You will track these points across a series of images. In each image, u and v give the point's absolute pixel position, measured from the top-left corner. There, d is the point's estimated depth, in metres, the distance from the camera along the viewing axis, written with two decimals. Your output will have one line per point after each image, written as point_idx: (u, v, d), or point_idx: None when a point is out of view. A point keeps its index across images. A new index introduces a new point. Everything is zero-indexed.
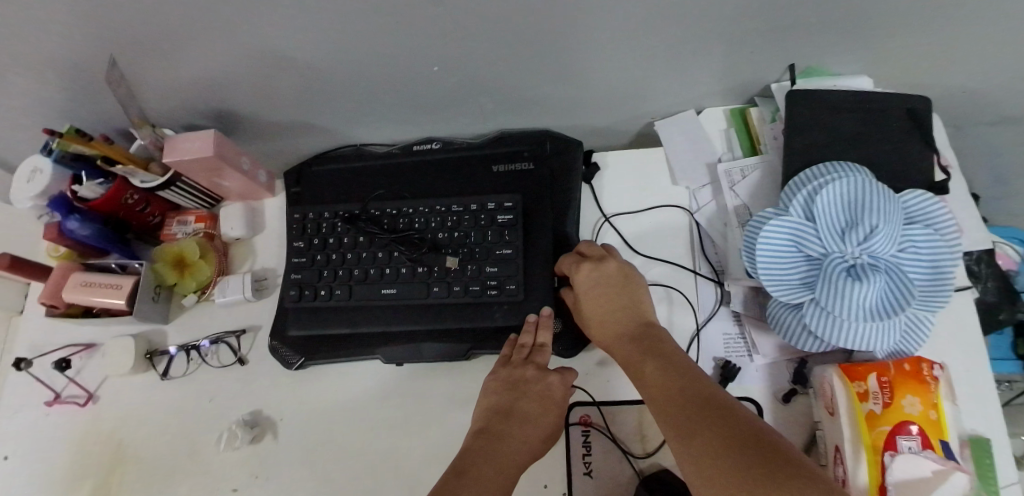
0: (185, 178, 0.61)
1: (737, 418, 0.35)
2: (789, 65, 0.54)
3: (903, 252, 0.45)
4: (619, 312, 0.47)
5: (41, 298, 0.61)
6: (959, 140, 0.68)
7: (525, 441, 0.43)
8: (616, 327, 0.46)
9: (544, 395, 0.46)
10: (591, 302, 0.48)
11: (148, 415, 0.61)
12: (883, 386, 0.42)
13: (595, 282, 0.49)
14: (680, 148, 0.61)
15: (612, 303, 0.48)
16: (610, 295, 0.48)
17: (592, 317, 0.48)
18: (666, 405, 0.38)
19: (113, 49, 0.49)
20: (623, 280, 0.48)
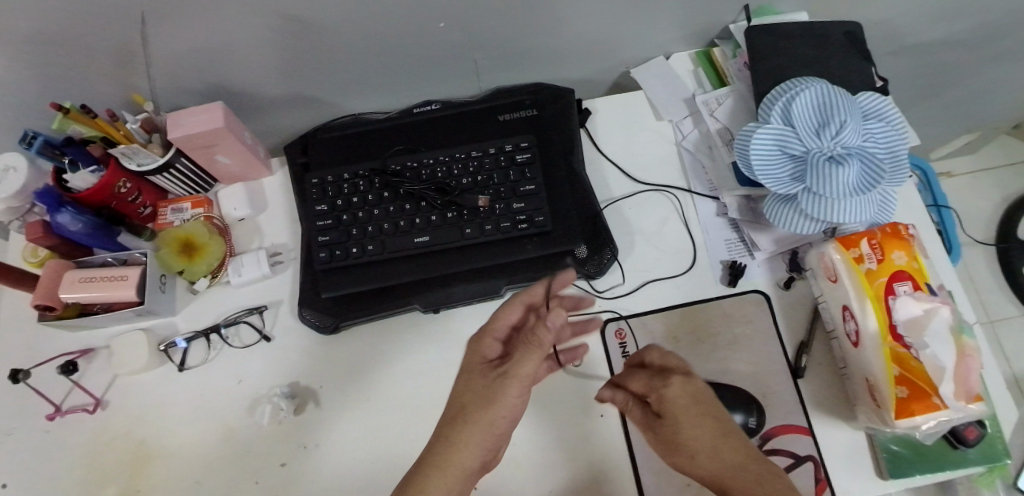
0: (184, 158, 0.59)
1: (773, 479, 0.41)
2: (744, 5, 0.62)
3: (867, 141, 0.55)
4: (724, 438, 0.43)
5: (34, 300, 0.56)
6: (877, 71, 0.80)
7: (483, 418, 0.43)
8: (729, 455, 0.43)
9: (491, 383, 0.43)
10: (689, 423, 0.44)
11: (169, 409, 0.58)
12: (875, 248, 0.52)
13: (686, 399, 0.45)
14: (657, 89, 0.67)
15: (708, 430, 0.44)
16: (707, 419, 0.44)
17: (692, 445, 0.43)
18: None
19: (111, 19, 0.47)
20: (711, 408, 0.45)
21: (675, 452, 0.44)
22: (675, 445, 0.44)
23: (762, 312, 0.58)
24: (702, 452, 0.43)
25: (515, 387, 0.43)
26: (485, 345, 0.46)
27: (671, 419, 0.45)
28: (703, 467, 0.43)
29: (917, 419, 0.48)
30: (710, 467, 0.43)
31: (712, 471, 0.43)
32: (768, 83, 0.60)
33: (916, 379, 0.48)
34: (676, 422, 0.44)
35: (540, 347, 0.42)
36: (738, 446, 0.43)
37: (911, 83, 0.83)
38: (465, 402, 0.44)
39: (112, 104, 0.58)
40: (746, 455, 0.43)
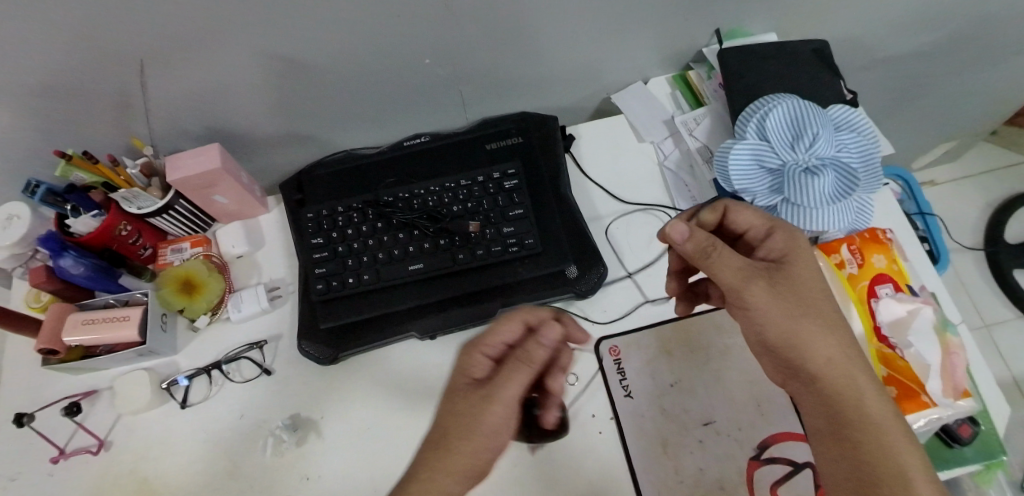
0: (183, 199, 0.60)
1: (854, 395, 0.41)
2: (715, 29, 0.65)
3: (840, 151, 0.58)
4: (830, 284, 0.44)
5: (37, 344, 0.57)
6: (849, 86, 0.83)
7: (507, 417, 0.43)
8: (840, 328, 0.42)
9: (474, 407, 0.43)
10: (808, 277, 0.43)
11: (172, 447, 0.58)
12: (854, 252, 0.57)
13: (807, 266, 0.43)
14: (638, 112, 0.69)
15: (820, 282, 0.43)
16: (816, 278, 0.43)
17: (811, 321, 0.42)
18: (847, 406, 0.41)
19: (113, 70, 0.50)
20: (813, 274, 0.43)
21: (803, 314, 0.42)
22: (802, 305, 0.42)
23: None
24: (825, 314, 0.42)
25: (522, 376, 0.44)
26: (473, 362, 0.46)
27: (790, 274, 0.43)
28: (823, 347, 0.41)
29: (909, 417, 0.50)
30: (831, 344, 0.42)
31: (831, 352, 0.42)
32: (742, 101, 0.63)
33: (903, 377, 0.51)
34: (796, 269, 0.43)
35: (529, 365, 0.44)
36: (845, 335, 0.42)
37: (883, 96, 0.87)
38: (447, 428, 0.43)
39: (113, 149, 0.60)
40: (833, 326, 0.42)
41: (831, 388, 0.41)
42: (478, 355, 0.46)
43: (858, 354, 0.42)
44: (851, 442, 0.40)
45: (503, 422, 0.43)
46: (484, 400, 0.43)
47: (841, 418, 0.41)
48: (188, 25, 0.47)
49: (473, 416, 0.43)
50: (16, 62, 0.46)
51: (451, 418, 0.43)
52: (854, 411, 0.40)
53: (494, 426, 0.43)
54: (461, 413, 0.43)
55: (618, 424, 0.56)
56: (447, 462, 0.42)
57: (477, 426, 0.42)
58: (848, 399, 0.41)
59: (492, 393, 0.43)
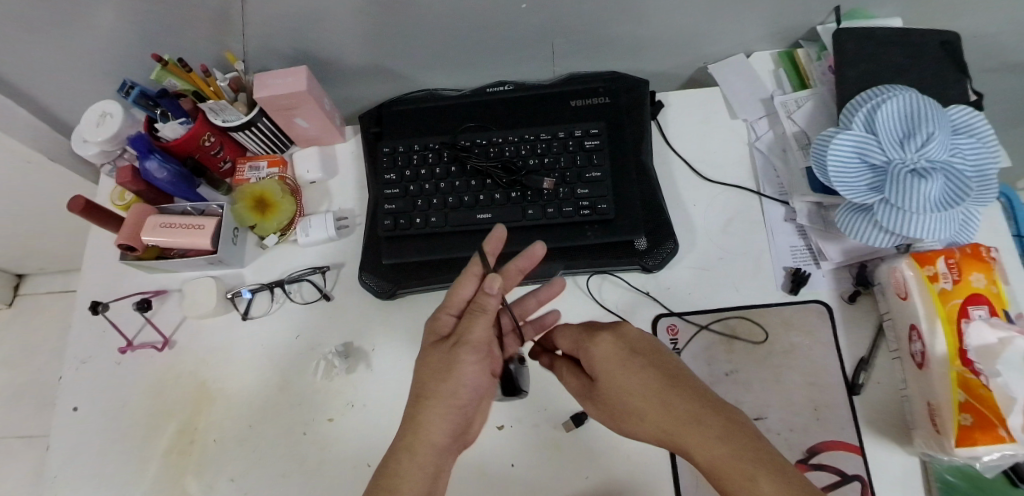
0: (266, 119, 0.61)
1: (704, 426, 0.38)
2: (836, 6, 0.60)
3: (954, 156, 0.53)
4: (649, 385, 0.41)
5: (119, 240, 0.59)
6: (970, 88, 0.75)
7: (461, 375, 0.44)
8: (656, 411, 0.40)
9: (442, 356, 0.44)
10: (607, 375, 0.43)
11: (230, 355, 0.61)
12: (952, 267, 0.50)
13: (612, 353, 0.44)
14: (735, 87, 0.65)
15: (640, 383, 0.42)
16: (639, 374, 0.42)
17: (632, 404, 0.42)
18: (675, 443, 0.39)
19: None
20: (650, 354, 0.43)
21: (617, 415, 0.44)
22: (616, 409, 0.43)
23: (823, 324, 0.56)
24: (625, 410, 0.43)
25: (483, 325, 0.44)
26: (439, 320, 0.47)
27: (605, 379, 0.43)
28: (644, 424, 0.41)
29: (979, 449, 0.46)
30: (650, 424, 0.40)
31: (657, 426, 0.40)
32: (852, 90, 0.58)
33: (983, 408, 0.45)
34: (609, 379, 0.43)
35: (487, 315, 0.44)
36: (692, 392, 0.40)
37: (1008, 103, 0.78)
38: (424, 385, 0.44)
39: (205, 61, 0.61)
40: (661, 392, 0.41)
41: (675, 445, 0.39)
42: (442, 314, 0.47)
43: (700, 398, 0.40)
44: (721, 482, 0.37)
45: (479, 369, 0.45)
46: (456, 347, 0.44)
47: (711, 474, 0.37)
48: None
49: (415, 402, 0.44)
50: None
51: (427, 373, 0.44)
52: (712, 469, 0.37)
53: (465, 376, 0.44)
54: (423, 379, 0.44)
55: None
56: (425, 414, 0.43)
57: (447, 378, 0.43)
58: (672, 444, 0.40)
59: (462, 343, 0.44)
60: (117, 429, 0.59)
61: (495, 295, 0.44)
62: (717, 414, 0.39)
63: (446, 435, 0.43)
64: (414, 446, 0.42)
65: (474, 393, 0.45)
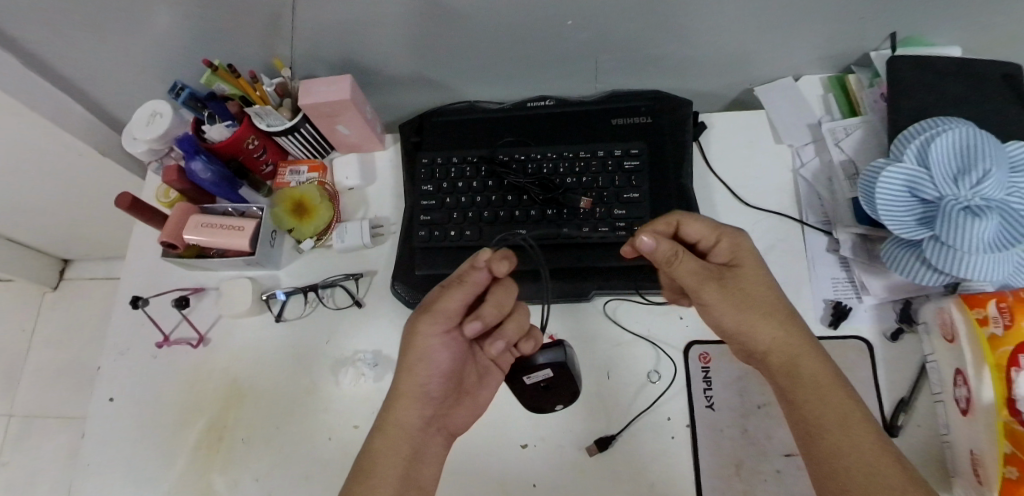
0: (309, 124, 0.62)
1: (828, 407, 0.44)
2: (891, 32, 0.58)
3: (1012, 194, 0.51)
4: (838, 394, 0.44)
5: (161, 237, 0.61)
6: None
7: (422, 338, 0.47)
8: (834, 386, 0.45)
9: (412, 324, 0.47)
10: (815, 372, 0.45)
11: (262, 354, 0.62)
12: (1002, 311, 0.48)
13: (795, 341, 0.46)
14: (781, 111, 0.64)
15: (778, 305, 0.47)
16: (824, 365, 0.46)
17: (809, 377, 0.45)
18: (812, 430, 0.43)
19: None
20: (805, 355, 0.46)
21: (736, 307, 0.47)
22: (791, 368, 0.46)
23: (862, 361, 0.55)
24: (808, 383, 0.45)
25: (457, 295, 0.46)
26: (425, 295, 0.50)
27: (765, 344, 0.46)
28: (767, 332, 0.46)
29: None
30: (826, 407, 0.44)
31: (813, 381, 0.45)
32: (906, 121, 0.56)
33: None
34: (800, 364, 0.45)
35: (463, 288, 0.46)
36: (802, 330, 0.47)
37: None
38: (405, 354, 0.47)
39: (251, 67, 0.62)
40: (789, 322, 0.47)
41: (805, 413, 0.44)
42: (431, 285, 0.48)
43: (809, 348, 0.46)
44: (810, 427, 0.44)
45: (442, 341, 0.47)
46: (421, 313, 0.47)
47: (802, 412, 0.44)
48: None
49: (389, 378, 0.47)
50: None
51: (399, 344, 0.48)
52: (817, 421, 0.44)
53: (424, 349, 0.47)
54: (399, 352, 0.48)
55: (694, 434, 0.54)
56: (397, 387, 0.47)
57: (414, 344, 0.47)
58: (857, 460, 0.41)
59: (429, 310, 0.46)
60: (151, 421, 0.60)
61: (483, 269, 0.45)
62: (846, 398, 0.44)
63: (415, 410, 0.46)
64: (385, 422, 0.46)
65: (439, 370, 0.48)
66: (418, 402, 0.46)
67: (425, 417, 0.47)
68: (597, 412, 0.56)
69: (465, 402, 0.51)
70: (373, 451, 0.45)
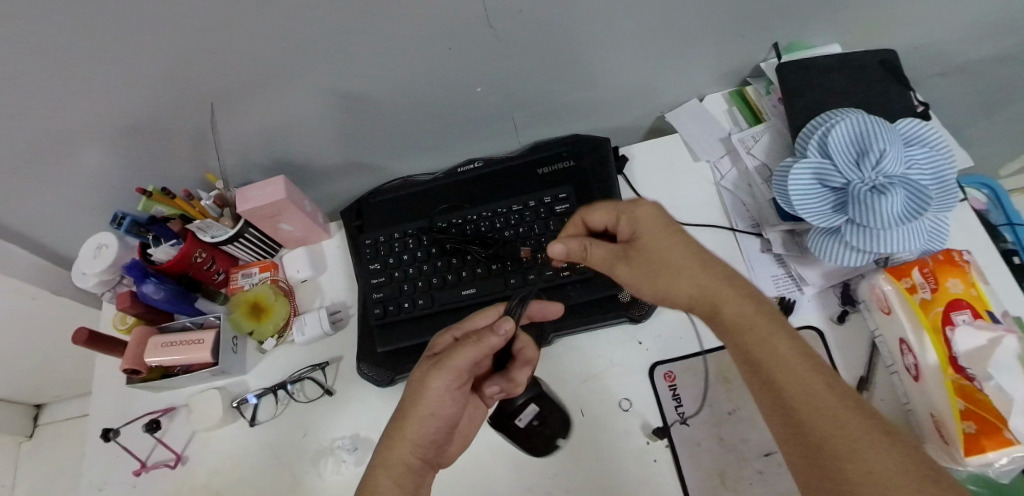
0: (252, 227, 0.64)
1: (772, 344, 0.41)
2: (773, 43, 0.63)
3: (911, 168, 0.55)
4: (682, 251, 0.45)
5: (123, 365, 0.61)
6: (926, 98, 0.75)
7: (435, 392, 0.47)
8: (695, 270, 0.45)
9: (424, 373, 0.48)
10: (664, 249, 0.46)
11: (240, 462, 0.61)
12: (927, 277, 0.52)
13: (654, 219, 0.47)
14: (693, 131, 0.68)
15: (687, 252, 0.45)
16: (676, 237, 0.46)
17: (679, 268, 0.45)
18: (756, 339, 0.42)
19: (183, 105, 0.53)
20: (675, 231, 0.46)
21: (650, 275, 0.46)
22: (654, 262, 0.46)
23: (816, 349, 0.57)
24: (732, 324, 0.43)
25: (468, 353, 0.46)
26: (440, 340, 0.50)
27: (644, 236, 0.47)
28: (681, 288, 0.45)
29: (990, 455, 0.46)
30: (689, 284, 0.44)
31: (687, 291, 0.44)
32: (802, 119, 0.60)
33: (984, 414, 0.46)
34: (653, 242, 0.46)
35: (480, 347, 0.46)
36: (737, 285, 0.44)
37: (970, 109, 0.78)
38: (409, 395, 0.47)
39: (188, 184, 0.65)
40: (705, 268, 0.45)
41: (750, 353, 0.42)
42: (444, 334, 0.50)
43: (730, 294, 0.44)
44: (764, 368, 0.41)
45: (450, 395, 0.47)
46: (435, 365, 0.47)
47: (733, 328, 0.43)
48: (262, 59, 0.50)
49: (397, 420, 0.47)
50: (114, 101, 0.51)
51: (413, 390, 0.47)
52: (760, 353, 0.41)
53: (436, 404, 0.47)
54: (407, 396, 0.48)
55: (675, 454, 0.54)
56: (402, 428, 0.46)
57: (425, 389, 0.47)
58: (801, 393, 0.39)
59: (440, 363, 0.47)
60: None
61: (500, 333, 0.46)
62: (784, 331, 0.42)
63: (419, 452, 0.47)
64: (388, 459, 0.46)
65: (445, 421, 0.48)
66: (419, 434, 0.46)
67: (422, 454, 0.47)
68: (578, 450, 0.57)
69: (457, 437, 0.54)
70: (374, 485, 0.44)
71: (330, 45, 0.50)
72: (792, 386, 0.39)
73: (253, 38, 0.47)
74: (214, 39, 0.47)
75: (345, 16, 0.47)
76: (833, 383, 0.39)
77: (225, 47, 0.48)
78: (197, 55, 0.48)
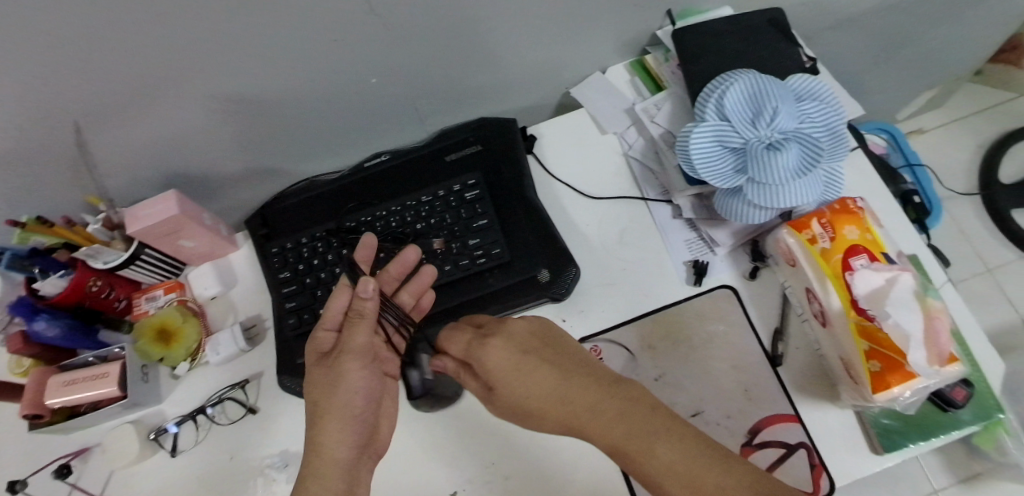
0: (149, 248, 0.60)
1: (652, 455, 0.35)
2: (666, 10, 0.63)
3: (803, 123, 0.56)
4: (545, 381, 0.40)
5: (22, 411, 0.57)
6: (819, 51, 0.78)
7: (347, 383, 0.43)
8: (555, 404, 0.39)
9: (323, 370, 0.44)
10: (518, 394, 0.40)
11: (166, 495, 0.58)
12: (825, 226, 0.54)
13: (508, 358, 0.41)
14: (599, 105, 0.68)
15: (545, 384, 0.40)
16: (536, 366, 0.40)
17: (546, 413, 0.39)
18: (636, 463, 0.36)
19: (37, 126, 0.49)
20: (539, 353, 0.41)
21: (522, 418, 0.41)
22: (519, 410, 0.41)
23: (732, 306, 0.59)
24: (610, 450, 0.37)
25: (362, 330, 0.45)
26: (320, 339, 0.47)
27: (501, 388, 0.41)
28: (552, 428, 0.40)
29: (895, 390, 0.48)
30: (552, 422, 0.39)
31: (559, 424, 0.39)
32: (700, 83, 0.61)
33: (886, 351, 0.48)
34: (504, 389, 0.40)
35: (366, 320, 0.45)
36: (596, 378, 0.40)
37: (861, 58, 0.81)
38: (314, 399, 0.43)
39: (68, 210, 0.60)
40: (567, 398, 0.39)
41: (632, 466, 0.36)
42: (320, 329, 0.47)
43: (611, 395, 0.38)
44: (647, 481, 0.36)
45: (367, 376, 0.45)
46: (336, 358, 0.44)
47: (614, 450, 0.37)
48: (119, 72, 0.46)
49: (312, 429, 0.42)
50: None
51: (317, 392, 0.43)
52: (655, 471, 0.35)
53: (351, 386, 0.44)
54: (315, 399, 0.43)
55: None
56: (325, 432, 0.42)
57: (334, 381, 0.43)
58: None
59: (341, 351, 0.44)
60: None
61: (372, 295, 0.44)
62: (660, 428, 0.36)
63: (353, 444, 0.43)
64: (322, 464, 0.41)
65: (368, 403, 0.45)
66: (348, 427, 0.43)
67: (358, 445, 0.44)
68: (513, 435, 0.56)
69: (382, 418, 0.48)
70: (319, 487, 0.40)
71: (194, 50, 0.46)
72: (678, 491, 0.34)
73: (102, 49, 0.43)
74: (56, 54, 0.43)
75: (203, 18, 0.44)
76: (703, 443, 0.36)
77: (72, 62, 0.44)
78: (39, 73, 0.44)
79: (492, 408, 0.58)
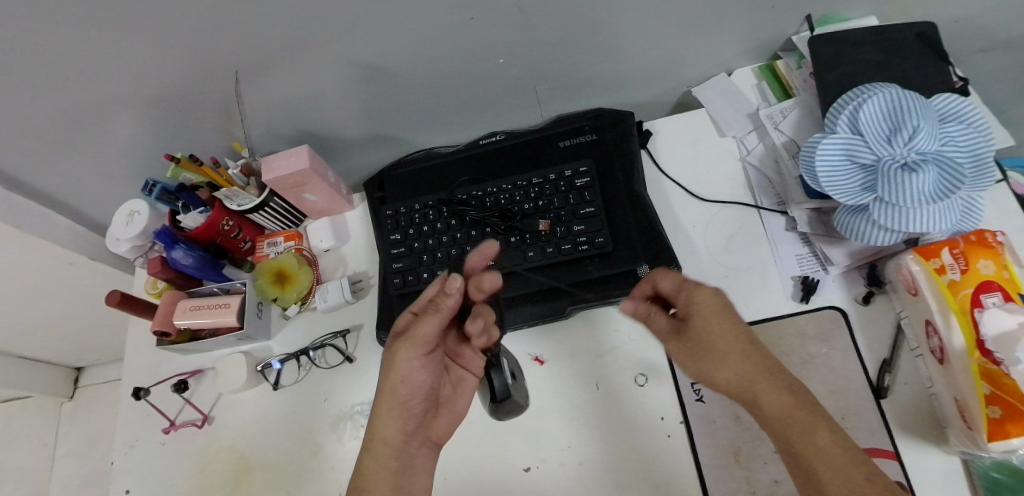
0: (277, 197, 0.65)
1: (812, 435, 0.40)
2: (806, 15, 0.60)
3: (945, 146, 0.52)
4: (734, 341, 0.44)
5: (154, 327, 0.63)
6: (969, 73, 0.72)
7: (404, 369, 0.51)
8: (738, 355, 0.44)
9: (392, 347, 0.51)
10: (714, 333, 0.45)
11: (262, 423, 0.63)
12: (957, 257, 0.50)
13: (711, 302, 0.46)
14: (720, 107, 0.67)
15: (734, 334, 0.44)
16: (728, 324, 0.45)
17: (726, 360, 0.44)
18: (793, 437, 0.41)
19: (204, 74, 0.54)
20: (734, 318, 0.45)
21: (696, 356, 0.46)
22: (700, 349, 0.46)
23: (839, 329, 0.56)
24: (771, 415, 0.42)
25: (431, 321, 0.50)
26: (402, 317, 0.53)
27: (698, 322, 0.46)
28: (725, 373, 0.44)
29: (1015, 441, 0.44)
30: (728, 368, 0.44)
31: (733, 377, 0.44)
32: (833, 94, 0.58)
33: (1011, 399, 0.44)
34: (700, 323, 0.46)
35: (438, 313, 0.49)
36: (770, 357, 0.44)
37: (1017, 86, 0.74)
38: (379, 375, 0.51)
39: (214, 154, 0.66)
40: (750, 356, 0.44)
41: (790, 441, 0.41)
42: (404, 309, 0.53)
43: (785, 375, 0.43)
44: (797, 450, 0.40)
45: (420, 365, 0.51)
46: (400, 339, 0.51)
47: (771, 420, 0.42)
48: (279, 29, 0.50)
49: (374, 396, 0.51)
50: (137, 70, 0.52)
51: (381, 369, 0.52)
52: (802, 444, 0.40)
53: (404, 372, 0.51)
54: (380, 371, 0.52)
55: (689, 430, 0.54)
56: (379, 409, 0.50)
57: (391, 365, 0.50)
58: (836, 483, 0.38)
59: (405, 338, 0.50)
60: None
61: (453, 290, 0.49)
62: (827, 423, 0.40)
63: (400, 432, 0.50)
64: (372, 443, 0.50)
65: (417, 390, 0.52)
66: (398, 414, 0.50)
67: (405, 431, 0.51)
68: (593, 423, 0.57)
69: (444, 410, 0.55)
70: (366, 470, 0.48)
71: (345, 15, 0.50)
72: (828, 475, 0.38)
73: (271, 8, 0.48)
74: (230, 8, 0.47)
75: None
76: (847, 445, 0.39)
77: (242, 17, 0.48)
78: (216, 26, 0.49)
79: (576, 394, 0.58)
